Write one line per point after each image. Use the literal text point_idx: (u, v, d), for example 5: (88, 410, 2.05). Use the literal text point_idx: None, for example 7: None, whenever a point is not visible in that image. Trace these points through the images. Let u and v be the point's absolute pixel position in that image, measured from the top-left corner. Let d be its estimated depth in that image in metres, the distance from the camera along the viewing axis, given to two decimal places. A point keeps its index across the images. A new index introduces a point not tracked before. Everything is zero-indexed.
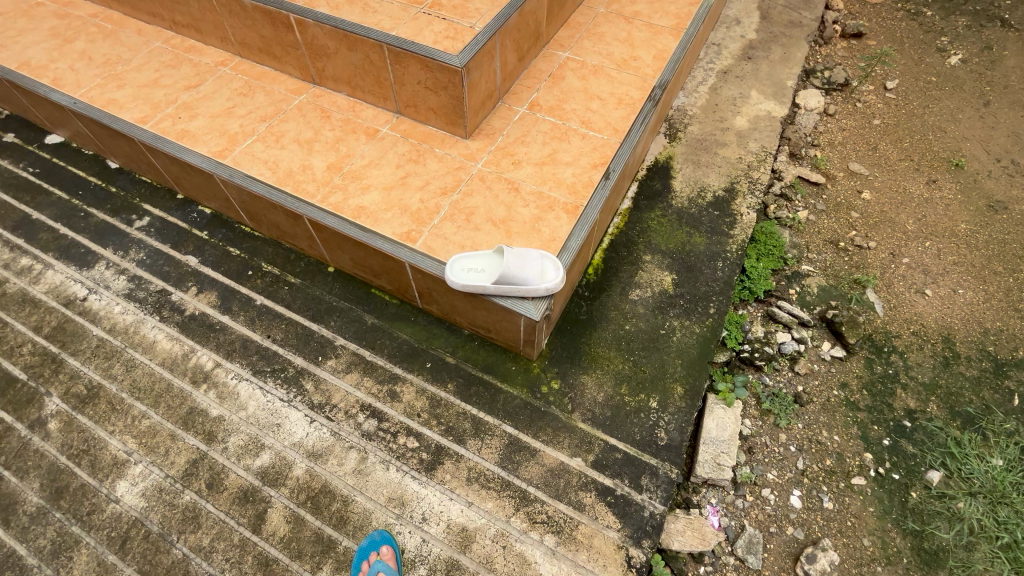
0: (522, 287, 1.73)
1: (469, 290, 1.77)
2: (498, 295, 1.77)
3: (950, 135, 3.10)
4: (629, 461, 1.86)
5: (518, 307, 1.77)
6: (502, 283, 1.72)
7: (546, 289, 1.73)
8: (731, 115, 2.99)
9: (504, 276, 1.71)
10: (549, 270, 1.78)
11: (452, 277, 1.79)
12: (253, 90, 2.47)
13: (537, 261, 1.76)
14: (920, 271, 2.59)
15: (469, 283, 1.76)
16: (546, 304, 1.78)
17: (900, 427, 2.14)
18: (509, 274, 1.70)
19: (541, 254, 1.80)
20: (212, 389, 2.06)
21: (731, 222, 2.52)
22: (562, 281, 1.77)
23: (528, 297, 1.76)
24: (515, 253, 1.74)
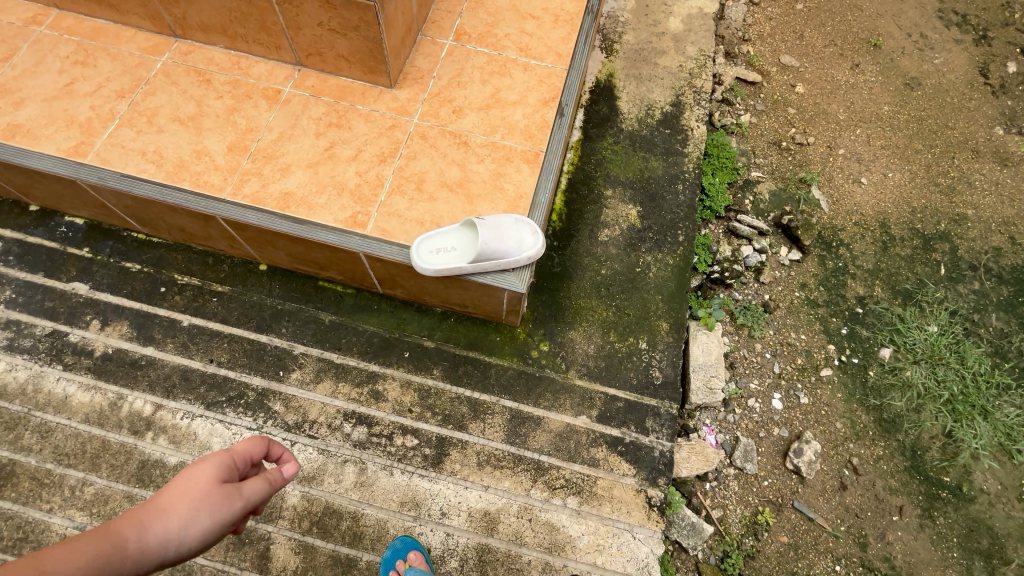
0: (503, 261, 1.57)
1: (445, 274, 1.57)
2: (477, 274, 1.60)
3: (866, 14, 3.10)
4: (631, 407, 1.87)
5: (502, 282, 1.62)
6: (481, 260, 1.55)
7: (529, 258, 1.59)
8: (664, 17, 2.76)
9: (482, 252, 1.53)
10: (527, 234, 1.63)
11: (421, 264, 1.57)
12: (93, 55, 1.89)
13: (513, 228, 1.59)
14: (854, 160, 2.69)
15: (444, 267, 1.56)
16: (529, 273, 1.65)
17: (854, 315, 2.32)
18: (487, 248, 1.53)
19: (513, 218, 1.63)
20: (162, 435, 1.76)
21: (684, 140, 2.42)
22: (543, 245, 1.63)
23: (510, 270, 1.61)
24: (488, 224, 1.55)
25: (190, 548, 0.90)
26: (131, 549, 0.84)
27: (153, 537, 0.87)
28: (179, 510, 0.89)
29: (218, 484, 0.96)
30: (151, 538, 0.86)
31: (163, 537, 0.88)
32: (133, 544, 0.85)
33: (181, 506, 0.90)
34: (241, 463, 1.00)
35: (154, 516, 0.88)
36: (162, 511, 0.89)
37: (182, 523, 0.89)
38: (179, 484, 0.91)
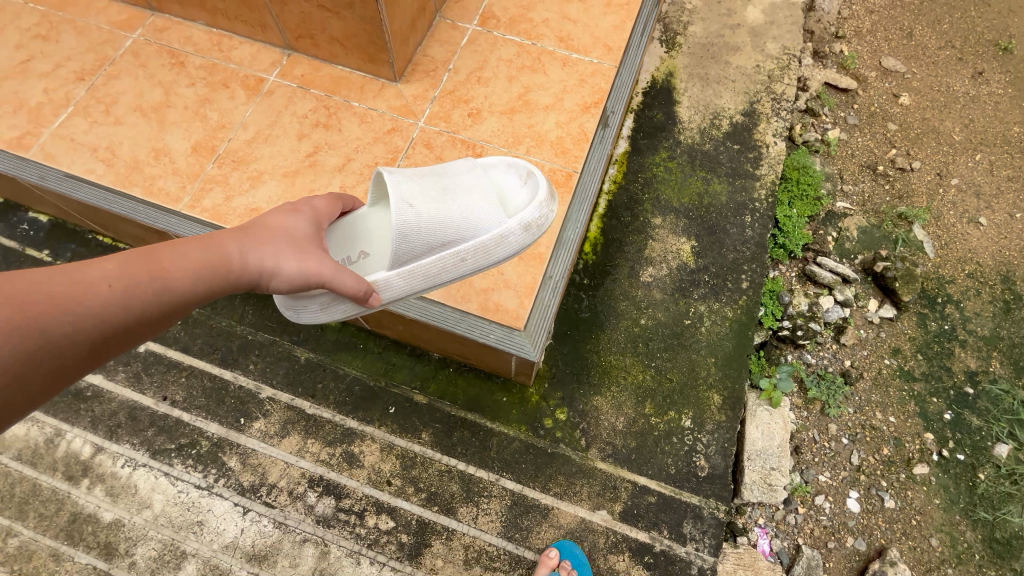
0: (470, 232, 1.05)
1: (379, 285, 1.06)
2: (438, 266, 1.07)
3: (994, 10, 2.49)
4: (666, 505, 1.47)
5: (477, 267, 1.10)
6: (416, 237, 1.02)
7: (520, 225, 1.06)
8: (742, 5, 2.24)
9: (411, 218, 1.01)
10: (511, 184, 1.13)
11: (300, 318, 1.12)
12: (56, 28, 1.62)
13: (471, 177, 1.10)
14: (970, 194, 2.15)
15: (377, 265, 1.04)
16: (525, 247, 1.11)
17: (962, 396, 1.82)
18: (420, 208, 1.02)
19: (480, 167, 1.13)
20: (99, 485, 1.49)
21: (757, 158, 1.95)
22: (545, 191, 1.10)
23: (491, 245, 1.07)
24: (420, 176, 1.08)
25: (300, 285, 0.91)
26: (235, 264, 0.83)
27: (252, 259, 0.85)
28: (279, 241, 0.90)
29: (297, 235, 0.94)
30: (254, 260, 0.85)
31: (258, 263, 0.86)
32: (237, 257, 0.83)
33: (280, 239, 0.90)
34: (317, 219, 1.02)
35: (251, 241, 0.86)
36: (259, 241, 0.87)
37: (273, 257, 0.88)
38: (273, 223, 0.92)
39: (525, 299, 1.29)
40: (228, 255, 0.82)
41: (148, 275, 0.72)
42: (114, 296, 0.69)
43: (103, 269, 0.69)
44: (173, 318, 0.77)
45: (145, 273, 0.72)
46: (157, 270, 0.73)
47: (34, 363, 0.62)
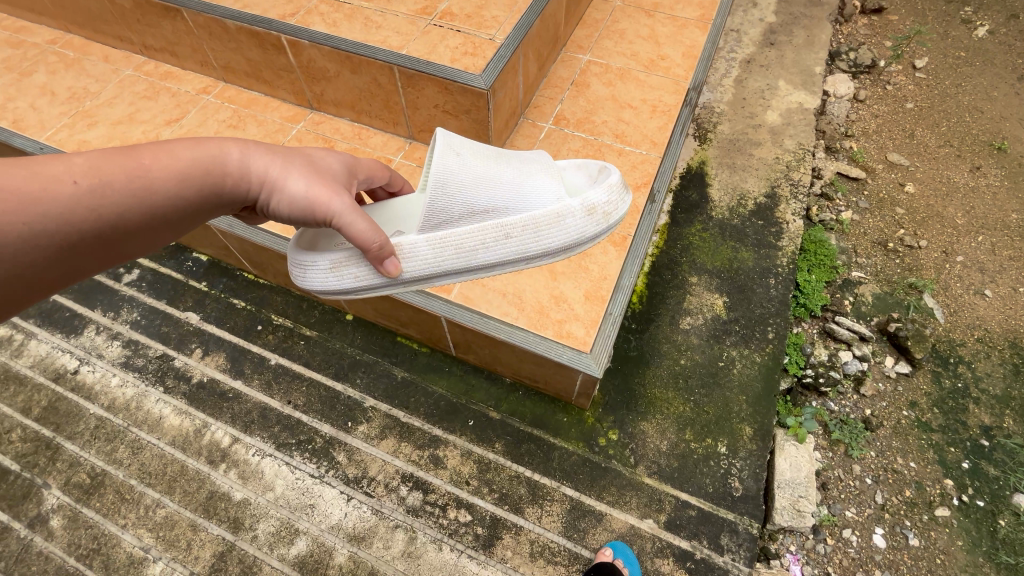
0: (536, 204, 1.22)
1: (430, 246, 1.19)
2: (495, 235, 1.21)
3: (986, 116, 2.86)
4: (705, 519, 1.70)
5: (540, 245, 1.24)
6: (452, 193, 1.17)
7: (582, 209, 1.24)
8: (762, 110, 2.73)
9: (474, 178, 1.19)
10: (581, 181, 1.34)
11: (309, 280, 1.22)
12: (243, 120, 2.22)
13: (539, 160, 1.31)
14: (975, 270, 2.41)
15: (438, 224, 1.20)
16: (594, 232, 1.27)
17: (978, 447, 2.00)
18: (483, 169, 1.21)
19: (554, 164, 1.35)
20: (233, 469, 1.84)
21: (778, 233, 2.32)
22: (617, 183, 1.29)
23: (556, 222, 1.23)
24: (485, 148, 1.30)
25: (300, 208, 1.00)
26: (232, 162, 0.93)
27: (252, 163, 0.95)
28: (283, 158, 0.98)
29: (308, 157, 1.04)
30: (253, 163, 0.95)
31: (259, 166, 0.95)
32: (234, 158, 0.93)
33: (291, 156, 1.00)
34: (349, 166, 1.12)
35: (254, 147, 0.96)
36: (265, 151, 0.97)
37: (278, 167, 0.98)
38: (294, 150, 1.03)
39: (591, 328, 1.65)
40: (228, 156, 0.92)
41: (142, 169, 0.82)
42: (93, 189, 0.76)
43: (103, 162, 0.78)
44: (167, 220, 0.87)
45: (139, 165, 0.81)
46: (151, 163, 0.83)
47: (42, 236, 0.71)
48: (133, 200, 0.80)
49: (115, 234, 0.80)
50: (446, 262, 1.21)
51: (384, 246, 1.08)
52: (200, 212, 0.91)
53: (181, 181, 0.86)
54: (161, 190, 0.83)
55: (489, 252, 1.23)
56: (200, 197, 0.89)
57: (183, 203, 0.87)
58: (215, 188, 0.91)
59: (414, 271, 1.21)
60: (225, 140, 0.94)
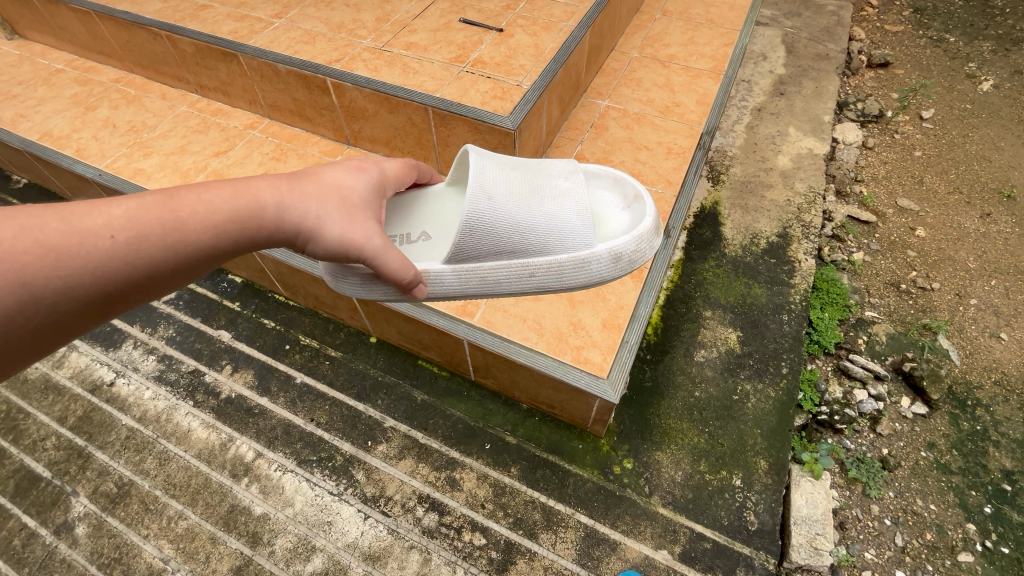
0: (563, 248, 1.29)
1: (456, 277, 1.30)
2: (520, 273, 1.30)
3: (994, 165, 2.94)
4: (720, 552, 1.70)
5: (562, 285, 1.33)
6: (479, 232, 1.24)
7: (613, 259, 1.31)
8: (773, 154, 2.85)
9: (505, 222, 1.25)
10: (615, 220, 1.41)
11: (342, 287, 1.39)
12: (285, 153, 2.39)
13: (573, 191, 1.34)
14: (990, 313, 2.42)
15: (466, 257, 1.29)
16: (617, 276, 1.35)
17: (1000, 492, 1.96)
18: (514, 212, 1.26)
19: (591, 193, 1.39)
20: (255, 483, 1.89)
21: (790, 271, 2.39)
22: (648, 231, 1.34)
23: (581, 266, 1.30)
24: (519, 178, 1.33)
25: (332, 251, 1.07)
26: (266, 213, 0.99)
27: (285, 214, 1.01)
28: (316, 202, 1.03)
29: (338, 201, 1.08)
30: (286, 214, 1.01)
31: (290, 217, 1.01)
32: (268, 210, 0.99)
33: (324, 203, 1.05)
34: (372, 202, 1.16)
35: (288, 198, 1.01)
36: (296, 199, 1.02)
37: (309, 216, 1.03)
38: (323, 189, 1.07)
39: (608, 355, 1.71)
40: (262, 207, 0.98)
41: (177, 224, 0.88)
42: (129, 242, 0.83)
43: (140, 220, 0.85)
44: (201, 265, 0.94)
45: (175, 222, 0.88)
46: (185, 220, 0.89)
47: (80, 296, 0.80)
48: (167, 257, 0.87)
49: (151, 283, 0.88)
50: (470, 290, 1.33)
51: (413, 281, 1.17)
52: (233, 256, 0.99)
53: (212, 236, 0.92)
54: (194, 245, 0.90)
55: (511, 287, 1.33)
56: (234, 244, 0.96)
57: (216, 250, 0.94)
58: (246, 236, 0.97)
59: (440, 294, 1.34)
60: (261, 188, 0.99)
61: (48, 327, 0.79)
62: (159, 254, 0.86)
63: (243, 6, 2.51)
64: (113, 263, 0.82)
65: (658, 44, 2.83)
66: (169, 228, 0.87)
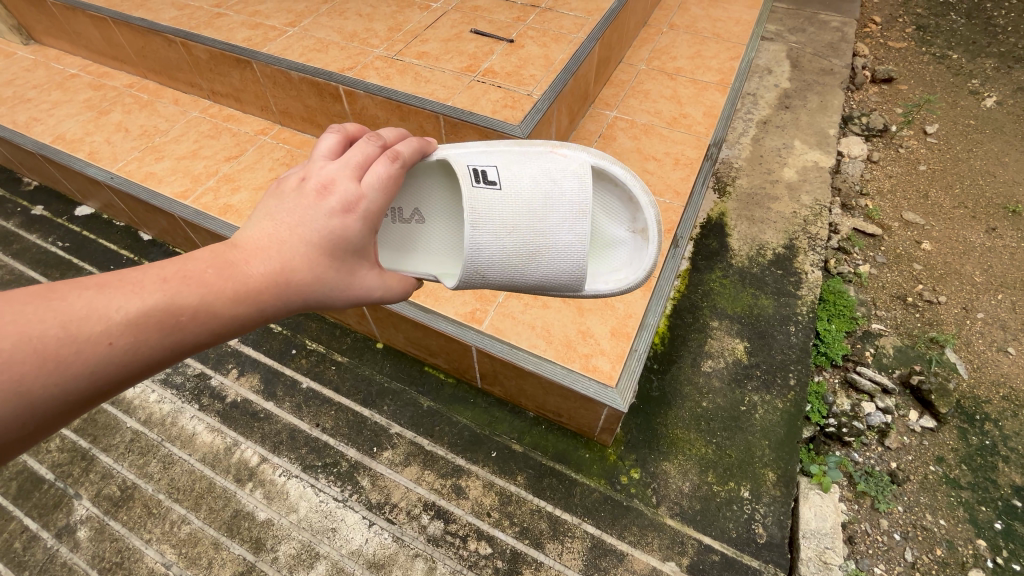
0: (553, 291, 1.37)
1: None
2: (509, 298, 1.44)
3: (999, 180, 2.96)
4: (728, 565, 1.69)
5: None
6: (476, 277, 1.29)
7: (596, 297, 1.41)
8: (779, 167, 2.87)
9: (495, 279, 1.30)
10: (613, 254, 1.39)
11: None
12: (296, 159, 2.42)
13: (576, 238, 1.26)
14: (997, 327, 2.41)
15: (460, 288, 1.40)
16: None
17: (1011, 508, 1.94)
18: (507, 270, 1.28)
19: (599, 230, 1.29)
20: (259, 489, 1.87)
21: (797, 282, 2.39)
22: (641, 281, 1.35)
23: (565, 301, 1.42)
24: (519, 224, 1.24)
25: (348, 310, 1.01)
26: (278, 290, 0.86)
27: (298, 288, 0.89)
28: (327, 272, 0.92)
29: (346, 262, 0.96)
30: (298, 287, 0.89)
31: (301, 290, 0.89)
32: (280, 286, 0.87)
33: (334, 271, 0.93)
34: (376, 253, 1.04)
35: (299, 270, 0.88)
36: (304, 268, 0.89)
37: (318, 284, 0.91)
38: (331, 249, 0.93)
39: (617, 363, 1.71)
40: (273, 283, 0.86)
41: (183, 316, 0.76)
42: (130, 349, 0.72)
43: (137, 314, 0.72)
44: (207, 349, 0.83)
45: (182, 312, 0.76)
46: (192, 310, 0.77)
47: (74, 402, 0.69)
48: (170, 352, 0.76)
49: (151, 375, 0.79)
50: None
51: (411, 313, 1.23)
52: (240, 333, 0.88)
53: (222, 323, 0.81)
54: (203, 335, 0.79)
55: None
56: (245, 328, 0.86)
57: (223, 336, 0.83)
58: (258, 320, 0.86)
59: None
60: (268, 259, 0.86)
61: (38, 434, 0.69)
62: (164, 350, 0.75)
63: (257, 14, 2.55)
64: (111, 366, 0.71)
65: (666, 57, 2.86)
66: (173, 322, 0.75)
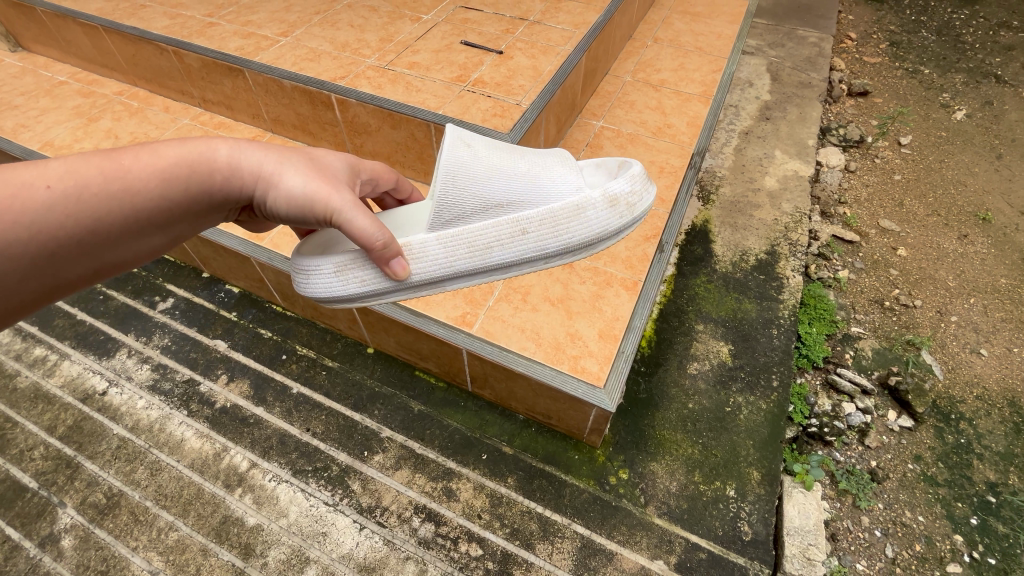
0: (553, 200, 1.25)
1: (441, 246, 1.21)
2: (511, 232, 1.23)
3: (969, 189, 3.08)
4: (714, 562, 1.72)
5: (558, 242, 1.26)
6: (459, 187, 1.21)
7: (605, 201, 1.26)
8: (760, 176, 2.96)
9: (481, 182, 1.23)
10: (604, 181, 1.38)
11: (313, 285, 1.25)
12: None
13: (557, 157, 1.33)
14: (970, 329, 2.50)
15: (452, 219, 1.22)
16: (616, 225, 1.28)
17: (985, 503, 2.01)
18: (492, 174, 1.24)
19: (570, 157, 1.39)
20: (249, 494, 1.87)
21: (779, 287, 2.46)
22: (639, 174, 1.31)
23: (575, 216, 1.25)
24: (500, 146, 1.33)
25: (297, 204, 1.00)
26: (219, 161, 0.95)
27: (240, 165, 0.97)
28: (273, 154, 1.00)
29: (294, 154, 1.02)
30: (241, 166, 0.97)
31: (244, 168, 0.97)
32: (220, 160, 0.95)
33: (280, 154, 1.01)
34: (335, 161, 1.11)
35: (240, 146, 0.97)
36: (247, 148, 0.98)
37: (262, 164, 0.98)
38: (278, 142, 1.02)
39: (604, 364, 1.75)
40: (215, 155, 0.94)
41: (119, 176, 0.85)
42: (68, 193, 0.80)
43: (75, 168, 0.81)
44: (151, 221, 0.90)
45: (117, 169, 0.84)
46: (128, 168, 0.85)
47: (17, 248, 0.76)
48: (110, 208, 0.84)
49: (94, 240, 0.85)
50: (459, 261, 1.23)
51: (388, 245, 1.08)
52: (187, 214, 0.94)
53: (159, 187, 0.88)
54: (141, 195, 0.86)
55: (505, 249, 1.25)
56: (185, 196, 0.92)
57: (165, 203, 0.90)
58: (198, 193, 0.93)
59: (423, 273, 1.23)
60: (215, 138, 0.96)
61: None
62: (102, 204, 0.83)
63: (249, 24, 2.58)
64: (51, 212, 0.78)
65: (650, 69, 2.95)
66: (110, 178, 0.84)
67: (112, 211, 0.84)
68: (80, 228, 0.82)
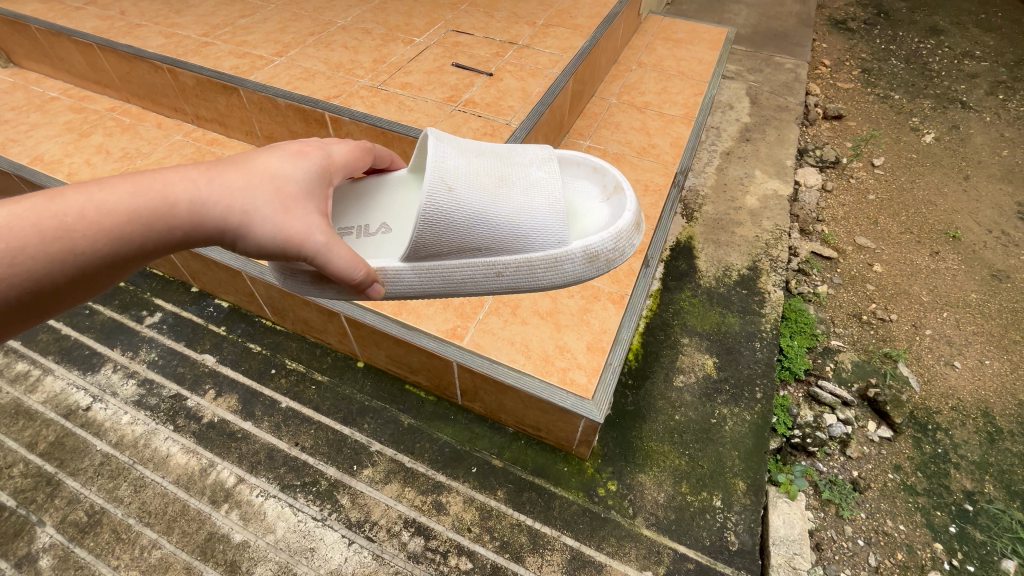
0: (531, 249, 1.27)
1: (416, 275, 1.28)
2: (485, 272, 1.29)
3: (940, 208, 3.21)
4: (702, 572, 1.74)
5: (530, 283, 1.32)
6: (437, 235, 1.21)
7: (584, 258, 1.28)
8: (742, 194, 3.06)
9: (460, 230, 1.22)
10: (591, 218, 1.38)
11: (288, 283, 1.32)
12: None
13: (545, 194, 1.28)
14: (944, 342, 2.59)
15: (427, 256, 1.26)
16: (590, 275, 1.33)
17: (963, 512, 2.06)
18: (473, 221, 1.22)
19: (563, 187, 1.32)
20: (236, 510, 1.85)
21: (761, 301, 2.53)
22: (626, 228, 1.32)
23: (552, 266, 1.29)
24: (486, 179, 1.28)
25: (267, 246, 1.04)
26: (176, 207, 0.96)
27: (201, 209, 0.98)
28: (237, 195, 1.01)
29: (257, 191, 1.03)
30: (201, 209, 0.98)
31: (204, 211, 0.99)
32: (178, 205, 0.96)
33: (242, 194, 1.01)
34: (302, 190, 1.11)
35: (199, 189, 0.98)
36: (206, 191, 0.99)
37: (223, 206, 1.00)
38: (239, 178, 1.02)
39: (593, 376, 1.79)
40: (172, 199, 0.95)
41: (65, 234, 0.85)
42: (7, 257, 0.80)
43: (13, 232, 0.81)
44: (105, 270, 0.92)
45: (62, 227, 0.85)
46: (74, 226, 0.86)
47: None
48: (56, 267, 0.85)
49: (46, 295, 0.87)
50: (431, 288, 1.31)
51: (364, 281, 1.13)
52: (144, 257, 0.97)
53: (110, 242, 0.90)
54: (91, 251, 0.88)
55: (477, 284, 1.32)
56: (140, 245, 0.94)
57: (119, 254, 0.92)
58: (155, 240, 0.95)
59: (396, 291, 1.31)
60: (172, 178, 0.96)
61: None
62: (47, 265, 0.84)
63: (244, 44, 2.63)
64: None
65: (635, 92, 3.06)
66: (54, 237, 0.84)
67: (61, 269, 0.86)
68: (28, 288, 0.84)
